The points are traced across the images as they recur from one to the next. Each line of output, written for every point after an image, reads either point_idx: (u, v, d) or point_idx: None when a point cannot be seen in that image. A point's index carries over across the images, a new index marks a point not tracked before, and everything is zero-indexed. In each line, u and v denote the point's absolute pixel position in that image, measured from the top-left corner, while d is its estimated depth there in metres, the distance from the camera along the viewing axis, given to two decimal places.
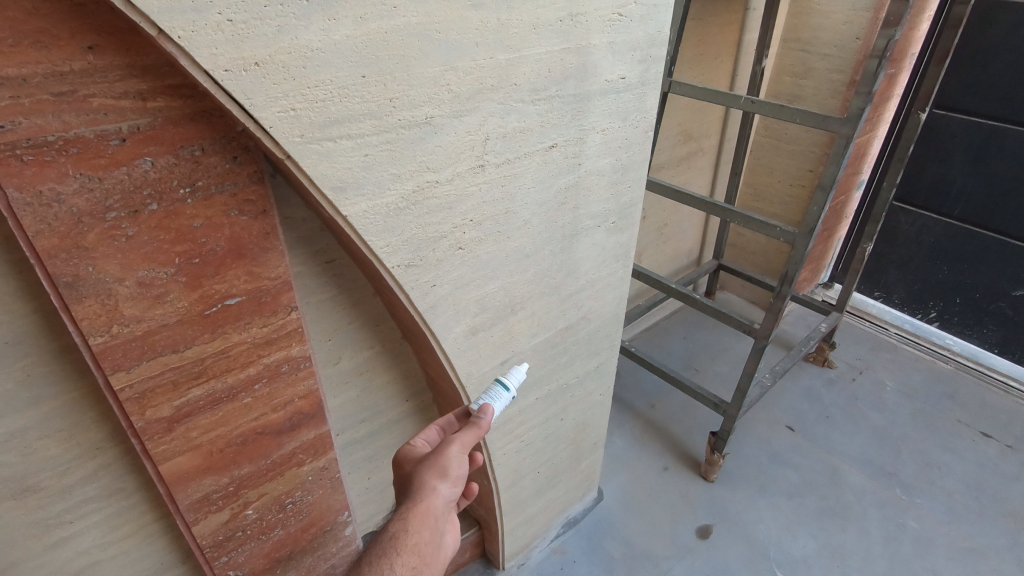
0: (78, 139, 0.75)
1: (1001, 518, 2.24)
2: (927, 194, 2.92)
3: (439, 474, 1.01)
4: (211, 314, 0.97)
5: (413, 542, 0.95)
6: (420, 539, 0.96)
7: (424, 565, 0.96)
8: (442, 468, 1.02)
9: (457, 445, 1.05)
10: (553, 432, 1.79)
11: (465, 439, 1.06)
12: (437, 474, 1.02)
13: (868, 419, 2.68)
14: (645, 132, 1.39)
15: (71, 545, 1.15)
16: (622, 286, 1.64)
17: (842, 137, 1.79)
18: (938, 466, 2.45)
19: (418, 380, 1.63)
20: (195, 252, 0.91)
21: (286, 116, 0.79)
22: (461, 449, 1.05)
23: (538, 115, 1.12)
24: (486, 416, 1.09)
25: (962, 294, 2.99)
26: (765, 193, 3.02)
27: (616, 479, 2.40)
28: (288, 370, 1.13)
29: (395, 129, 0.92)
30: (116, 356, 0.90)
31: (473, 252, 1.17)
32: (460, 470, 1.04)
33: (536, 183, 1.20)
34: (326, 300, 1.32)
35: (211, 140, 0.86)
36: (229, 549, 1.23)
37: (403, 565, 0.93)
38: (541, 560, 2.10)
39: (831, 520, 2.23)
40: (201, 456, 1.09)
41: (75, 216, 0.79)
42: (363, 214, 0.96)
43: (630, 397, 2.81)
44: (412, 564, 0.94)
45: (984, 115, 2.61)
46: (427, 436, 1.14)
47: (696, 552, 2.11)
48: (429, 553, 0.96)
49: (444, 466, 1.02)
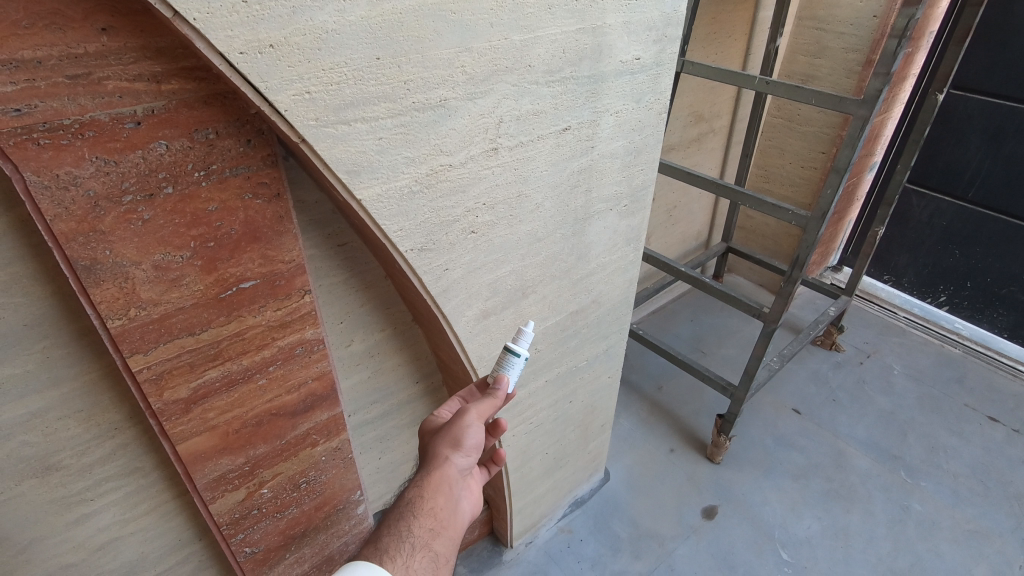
0: (93, 122, 0.75)
1: (1005, 501, 2.26)
2: (941, 176, 2.88)
3: (453, 444, 1.04)
4: (226, 297, 0.98)
5: (428, 506, 0.99)
6: (435, 504, 0.99)
7: (442, 527, 0.99)
8: (456, 437, 1.04)
9: (474, 414, 1.06)
10: (562, 415, 1.80)
11: (481, 410, 1.07)
12: (451, 443, 1.04)
13: (875, 402, 2.69)
14: (659, 114, 1.37)
15: (92, 522, 1.18)
16: (632, 270, 1.64)
17: (858, 119, 1.76)
18: (943, 450, 2.46)
19: (429, 362, 1.64)
20: (210, 236, 0.91)
21: (301, 100, 0.79)
22: (477, 418, 1.06)
23: (552, 98, 1.10)
24: (501, 389, 1.11)
25: (973, 278, 2.97)
26: (776, 175, 2.98)
27: (623, 460, 2.42)
28: (302, 352, 1.14)
29: (409, 112, 0.91)
30: (134, 338, 0.91)
31: (486, 235, 1.17)
32: (475, 439, 1.06)
33: (549, 166, 1.19)
34: (338, 283, 1.32)
35: (225, 123, 0.86)
36: (245, 527, 1.26)
37: (421, 527, 0.97)
38: (548, 539, 2.13)
39: (836, 502, 2.25)
40: (218, 436, 1.10)
41: (92, 200, 0.79)
42: (377, 198, 0.95)
43: (637, 380, 2.83)
44: (429, 526, 0.97)
45: (1002, 95, 2.56)
46: (449, 407, 1.16)
47: (701, 533, 2.14)
48: (445, 516, 1.00)
49: (458, 436, 1.04)
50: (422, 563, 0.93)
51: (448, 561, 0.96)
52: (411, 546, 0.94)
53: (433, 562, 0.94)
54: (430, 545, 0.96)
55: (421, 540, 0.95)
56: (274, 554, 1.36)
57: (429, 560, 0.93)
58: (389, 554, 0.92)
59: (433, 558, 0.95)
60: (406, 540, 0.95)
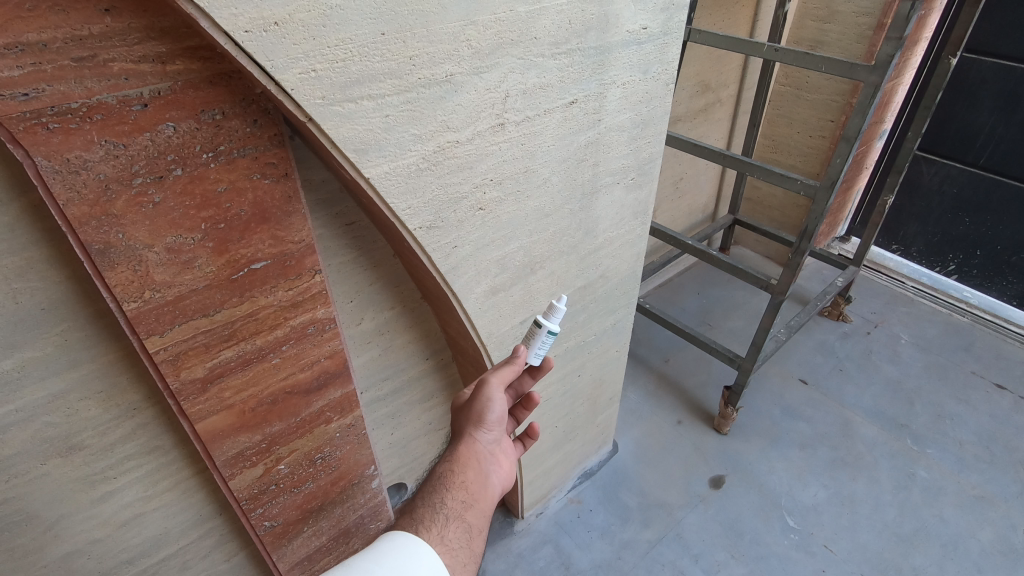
0: (100, 105, 0.75)
1: (1011, 467, 2.28)
2: (952, 143, 2.83)
3: (477, 421, 1.12)
4: (238, 278, 0.99)
5: (459, 480, 1.07)
6: (465, 477, 1.08)
7: (474, 500, 1.06)
8: (478, 413, 1.12)
9: (495, 387, 1.12)
10: (570, 389, 1.82)
11: (502, 377, 1.13)
12: (475, 421, 1.13)
13: (882, 371, 2.70)
14: (666, 84, 1.35)
15: (116, 498, 1.21)
16: (639, 244, 1.63)
17: (869, 86, 1.73)
18: (950, 418, 2.48)
19: (438, 339, 1.66)
20: (221, 217, 0.92)
21: (307, 78, 0.78)
22: (498, 388, 1.12)
23: (558, 70, 1.09)
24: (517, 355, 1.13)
25: (983, 246, 2.95)
26: (784, 145, 2.94)
27: (630, 433, 2.45)
28: (314, 331, 1.15)
29: (414, 88, 0.90)
30: (150, 320, 0.92)
31: (493, 212, 1.17)
32: (498, 412, 1.13)
33: (556, 140, 1.18)
34: (347, 262, 1.33)
35: (231, 103, 0.86)
36: (264, 502, 1.29)
37: (453, 499, 1.03)
38: (558, 510, 2.17)
39: (843, 470, 2.28)
40: (234, 415, 1.13)
41: (103, 183, 0.79)
42: (385, 176, 0.95)
43: (644, 353, 2.84)
44: (461, 498, 1.04)
45: (1017, 58, 2.50)
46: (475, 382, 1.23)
47: (709, 501, 2.18)
48: (476, 488, 1.08)
49: (481, 411, 1.12)
50: (456, 533, 0.97)
51: (481, 531, 1.01)
52: (446, 516, 0.99)
53: (467, 532, 0.99)
54: (463, 516, 1.01)
55: (455, 511, 1.01)
56: (293, 527, 1.39)
57: (463, 530, 0.98)
58: (425, 524, 0.96)
59: (467, 528, 1.00)
60: (441, 511, 1.00)
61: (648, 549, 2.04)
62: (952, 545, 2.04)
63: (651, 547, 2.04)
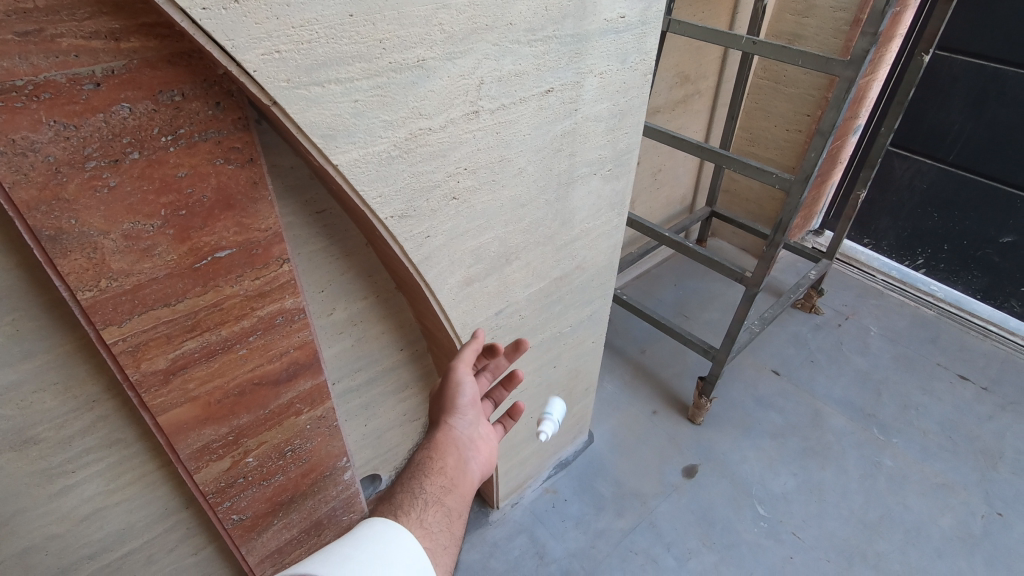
0: (49, 83, 0.71)
1: (972, 456, 2.35)
2: (924, 139, 2.89)
3: (451, 405, 1.15)
4: (202, 267, 0.96)
5: (438, 466, 1.06)
6: (443, 463, 1.07)
7: (453, 485, 1.04)
8: (451, 398, 1.15)
9: (466, 373, 1.16)
10: (546, 379, 1.82)
11: (467, 360, 1.16)
12: (449, 407, 1.15)
13: (852, 363, 2.76)
14: (644, 74, 1.34)
15: (76, 493, 1.17)
16: (616, 235, 1.63)
17: (844, 81, 1.74)
18: (916, 408, 2.54)
19: (413, 329, 1.64)
20: (182, 203, 0.89)
21: (270, 59, 0.75)
22: (469, 372, 1.16)
23: (534, 58, 1.07)
24: (477, 338, 1.17)
25: (950, 241, 3.02)
26: (761, 138, 2.97)
27: (607, 422, 2.47)
28: (282, 322, 1.12)
29: (384, 73, 0.88)
30: (107, 309, 0.89)
31: (467, 201, 1.15)
32: (471, 396, 1.16)
33: (532, 130, 1.17)
34: (318, 251, 1.29)
35: (192, 84, 0.82)
36: (231, 495, 1.27)
37: (433, 484, 1.02)
38: (534, 499, 2.18)
39: (812, 459, 2.33)
40: (199, 407, 1.10)
41: (52, 166, 0.75)
42: (354, 164, 0.92)
43: (621, 344, 2.86)
44: (440, 483, 1.03)
45: (987, 57, 2.56)
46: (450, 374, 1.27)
47: (682, 489, 2.21)
48: (455, 474, 1.07)
49: (453, 395, 1.15)
50: (435, 516, 0.96)
51: (461, 515, 1.00)
52: (425, 501, 0.98)
53: (446, 515, 0.97)
54: (443, 500, 1.00)
55: (433, 495, 1.00)
56: (262, 520, 1.37)
57: (443, 513, 0.97)
58: (403, 509, 0.95)
59: (446, 511, 0.98)
60: (419, 496, 0.99)
61: (621, 537, 2.06)
62: (914, 531, 2.10)
63: (624, 536, 2.06)
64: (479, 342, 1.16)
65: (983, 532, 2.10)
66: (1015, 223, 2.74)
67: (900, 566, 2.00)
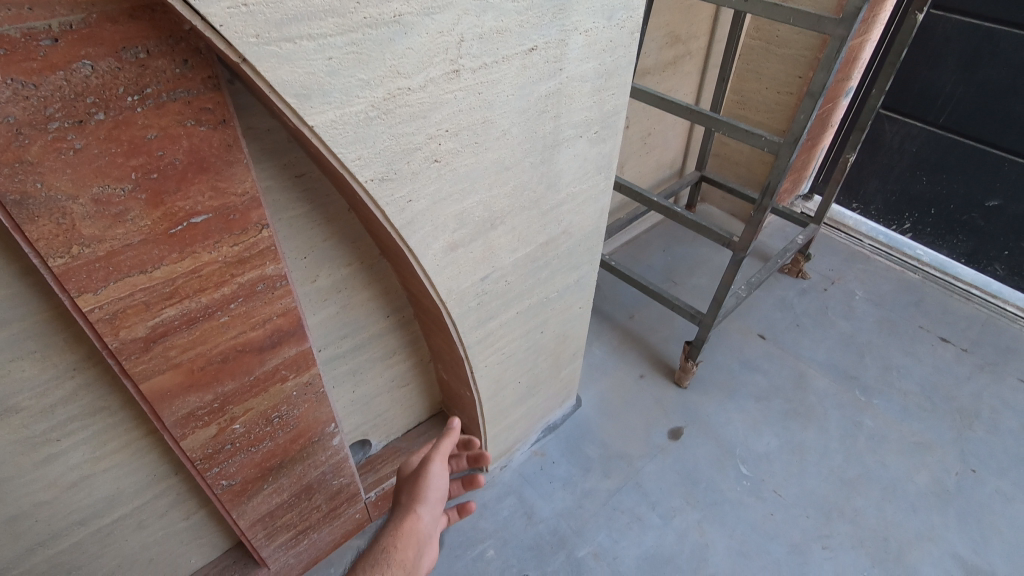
0: (2, 39, 0.67)
1: (950, 416, 2.41)
2: (915, 101, 2.86)
3: (419, 498, 1.16)
4: (177, 233, 0.94)
5: (399, 557, 1.02)
6: (404, 555, 1.03)
7: None
8: (420, 490, 1.18)
9: (438, 464, 1.23)
10: (533, 345, 1.82)
11: (443, 450, 1.25)
12: (417, 498, 1.16)
13: (836, 326, 2.79)
14: (631, 33, 1.30)
15: (63, 460, 1.18)
16: (603, 199, 1.61)
17: (835, 40, 1.70)
18: (897, 370, 2.59)
19: (399, 296, 1.63)
20: (153, 166, 0.86)
21: (237, 13, 0.72)
22: (442, 462, 1.24)
23: (516, 14, 1.03)
24: (455, 429, 1.28)
25: (937, 205, 3.03)
26: (752, 101, 2.93)
27: (594, 386, 2.50)
28: (264, 289, 1.10)
29: (360, 28, 0.84)
30: (81, 276, 0.87)
31: (450, 164, 1.12)
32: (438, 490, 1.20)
33: (515, 90, 1.14)
34: (299, 216, 1.27)
35: (157, 40, 0.78)
36: (219, 461, 1.28)
37: None
38: (522, 462, 2.22)
39: (794, 420, 2.38)
40: (183, 374, 1.09)
41: (13, 127, 0.73)
42: (331, 124, 0.90)
43: (609, 309, 2.87)
44: None
45: (981, 16, 2.51)
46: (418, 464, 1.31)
47: (668, 451, 2.26)
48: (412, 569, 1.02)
49: (423, 485, 1.19)
50: None
51: None
52: None
53: None
54: None
55: None
56: (252, 485, 1.40)
57: None
58: None
59: None
60: None
61: (608, 497, 2.11)
62: (891, 488, 2.16)
63: (610, 496, 2.11)
64: (457, 433, 1.27)
65: (957, 488, 2.17)
66: (1001, 186, 2.75)
67: (877, 521, 2.07)
